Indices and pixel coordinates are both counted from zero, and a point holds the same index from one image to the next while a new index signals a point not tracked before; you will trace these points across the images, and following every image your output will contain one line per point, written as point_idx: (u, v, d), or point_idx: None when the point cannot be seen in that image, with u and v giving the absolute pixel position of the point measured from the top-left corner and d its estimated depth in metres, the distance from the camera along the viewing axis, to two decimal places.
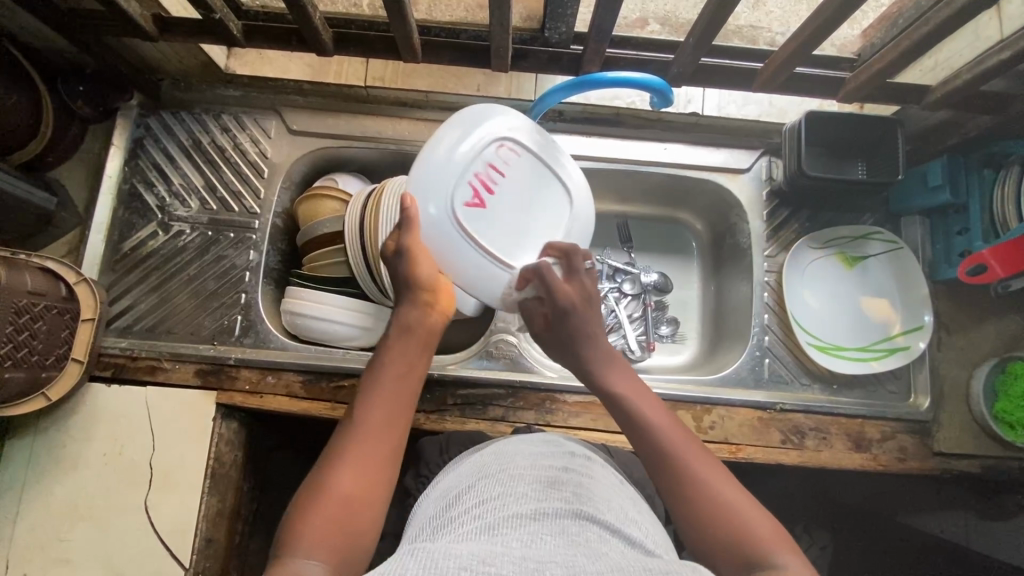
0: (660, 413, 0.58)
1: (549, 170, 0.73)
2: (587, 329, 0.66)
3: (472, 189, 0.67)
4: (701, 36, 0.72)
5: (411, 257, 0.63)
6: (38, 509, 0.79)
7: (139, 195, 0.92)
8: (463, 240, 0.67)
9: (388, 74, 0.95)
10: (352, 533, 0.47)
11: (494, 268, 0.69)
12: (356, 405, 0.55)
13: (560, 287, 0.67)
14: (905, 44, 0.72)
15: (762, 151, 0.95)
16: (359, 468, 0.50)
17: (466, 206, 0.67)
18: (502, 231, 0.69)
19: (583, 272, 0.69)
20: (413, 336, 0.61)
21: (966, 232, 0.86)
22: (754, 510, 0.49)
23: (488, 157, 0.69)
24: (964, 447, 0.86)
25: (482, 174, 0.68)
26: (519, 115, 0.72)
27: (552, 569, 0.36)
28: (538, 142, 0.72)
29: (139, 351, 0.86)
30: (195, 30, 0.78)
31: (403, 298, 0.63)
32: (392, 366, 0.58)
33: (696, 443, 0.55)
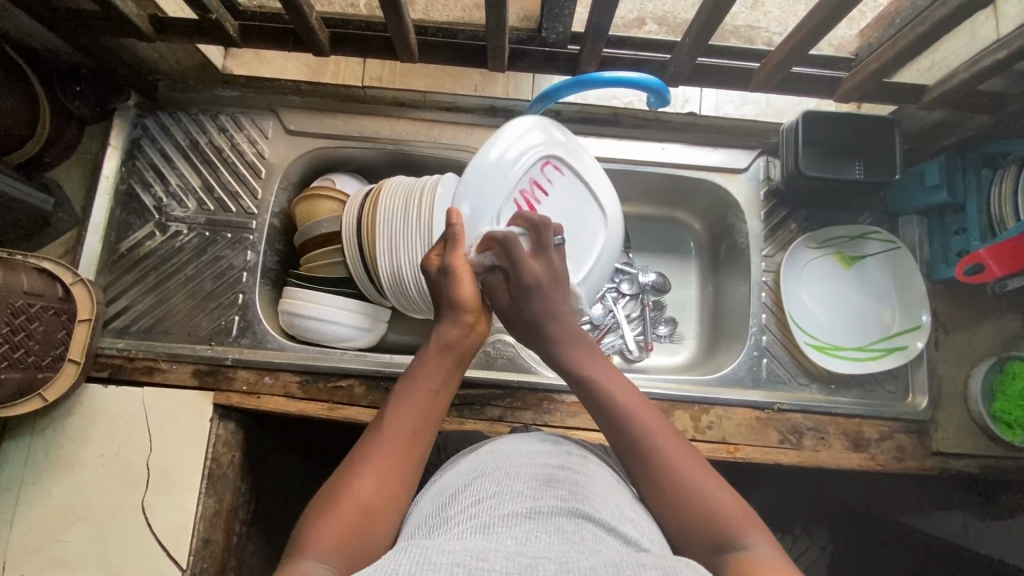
0: (630, 395, 0.57)
1: (588, 189, 0.79)
2: (552, 306, 0.65)
3: (517, 204, 0.74)
4: (698, 35, 0.72)
5: (454, 275, 0.64)
6: (36, 509, 0.79)
7: (137, 195, 0.92)
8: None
9: (385, 74, 0.94)
10: (367, 541, 0.47)
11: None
12: (386, 416, 0.55)
13: (526, 261, 0.65)
14: (901, 43, 0.72)
15: (760, 151, 0.95)
16: (381, 477, 0.50)
17: (512, 219, 0.73)
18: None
19: (551, 247, 0.68)
20: (447, 353, 0.61)
21: (964, 232, 0.86)
22: (726, 495, 0.49)
23: (534, 174, 0.75)
24: (962, 446, 0.86)
25: (528, 191, 0.75)
26: (570, 135, 0.78)
27: (546, 564, 0.36)
28: (583, 163, 0.79)
29: (136, 351, 0.86)
30: (191, 30, 0.78)
31: (446, 315, 0.63)
32: (425, 381, 0.58)
33: (668, 426, 0.55)
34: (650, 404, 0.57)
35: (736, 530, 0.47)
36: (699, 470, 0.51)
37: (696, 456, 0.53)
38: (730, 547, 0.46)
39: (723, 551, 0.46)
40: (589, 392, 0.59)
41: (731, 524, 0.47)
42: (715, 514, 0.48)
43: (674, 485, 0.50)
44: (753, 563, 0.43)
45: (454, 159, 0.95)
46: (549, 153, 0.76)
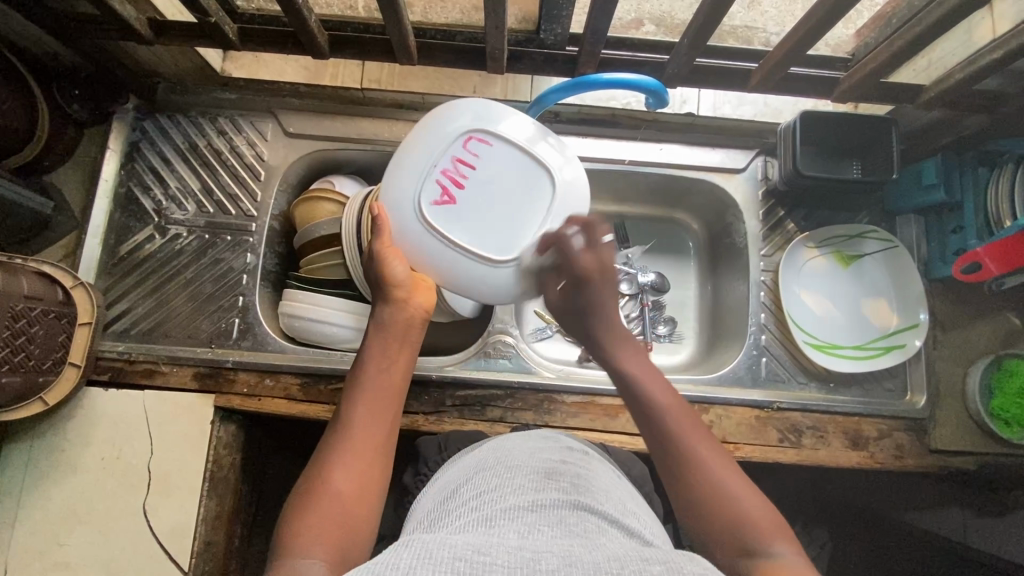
0: (669, 395, 0.59)
1: (530, 156, 0.66)
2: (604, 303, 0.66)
3: (440, 186, 0.65)
4: (695, 37, 0.73)
5: (383, 259, 0.65)
6: (37, 513, 0.79)
7: (136, 198, 0.92)
8: (431, 239, 0.65)
9: (383, 77, 0.95)
10: (350, 531, 0.48)
11: (467, 264, 0.66)
12: (345, 404, 0.56)
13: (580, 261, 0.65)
14: (896, 45, 0.72)
15: (757, 151, 0.96)
16: (351, 465, 0.51)
17: (434, 204, 0.65)
18: (478, 225, 0.65)
19: (603, 245, 0.67)
20: (393, 334, 0.62)
21: (960, 230, 0.86)
22: (751, 498, 0.50)
23: (455, 151, 0.65)
24: (960, 444, 0.87)
25: (451, 171, 0.65)
26: (497, 103, 0.67)
27: (549, 559, 0.36)
28: (519, 128, 0.66)
29: (136, 354, 0.86)
30: (190, 33, 0.78)
31: (379, 298, 0.64)
32: (376, 365, 0.59)
33: (702, 427, 0.56)
34: (687, 406, 0.59)
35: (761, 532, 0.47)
36: (725, 470, 0.52)
37: (725, 457, 0.54)
38: (753, 548, 0.47)
39: (745, 552, 0.47)
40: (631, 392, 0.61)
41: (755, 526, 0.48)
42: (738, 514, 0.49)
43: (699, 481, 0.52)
44: (776, 567, 0.44)
45: None
46: (470, 126, 0.65)
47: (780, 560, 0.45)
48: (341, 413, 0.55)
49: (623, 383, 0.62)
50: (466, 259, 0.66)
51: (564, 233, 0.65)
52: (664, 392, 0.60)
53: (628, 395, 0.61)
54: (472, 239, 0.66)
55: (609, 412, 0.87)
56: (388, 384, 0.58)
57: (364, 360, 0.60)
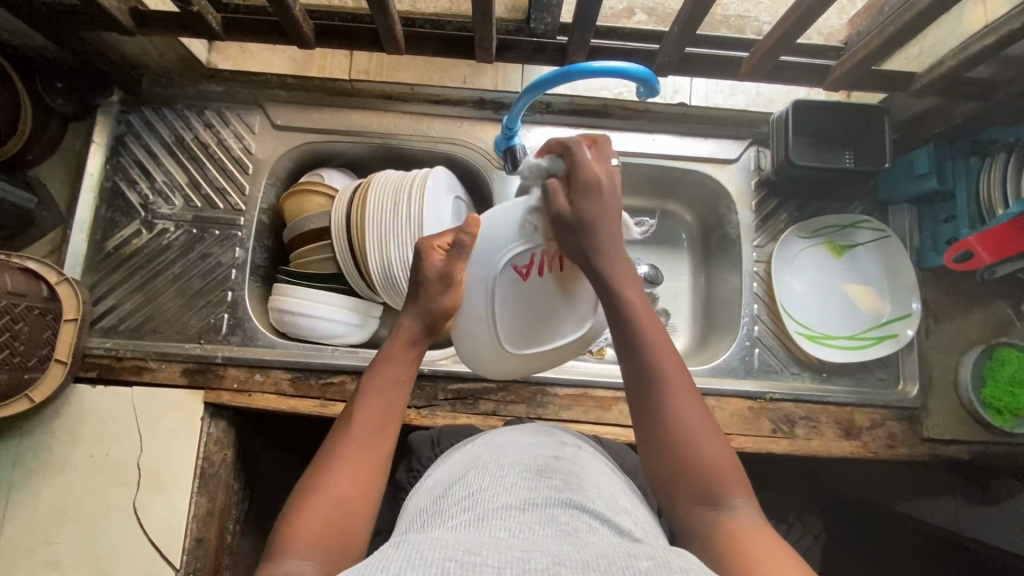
0: (654, 329, 0.56)
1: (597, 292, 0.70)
2: (610, 215, 0.60)
3: (530, 261, 0.66)
4: (686, 25, 0.72)
5: (452, 286, 0.63)
6: (25, 511, 0.78)
7: (122, 193, 0.91)
8: (483, 295, 0.66)
9: (371, 68, 0.93)
10: (348, 535, 0.47)
11: (481, 328, 0.69)
12: (354, 409, 0.55)
13: (588, 167, 0.60)
14: (889, 31, 0.72)
15: (750, 141, 0.95)
16: (352, 469, 0.50)
17: (512, 269, 0.66)
18: (520, 307, 0.68)
19: (612, 163, 0.63)
20: (415, 350, 0.61)
21: (953, 219, 0.86)
22: (715, 443, 0.50)
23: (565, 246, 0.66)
24: (952, 433, 0.87)
25: (546, 258, 0.65)
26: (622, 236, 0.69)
27: (538, 558, 0.36)
28: None
29: (124, 350, 0.85)
30: (172, 22, 0.76)
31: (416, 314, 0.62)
32: (391, 374, 0.58)
33: (679, 366, 0.54)
34: (671, 346, 0.56)
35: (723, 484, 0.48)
36: (699, 420, 0.51)
37: (697, 400, 0.53)
38: (711, 498, 0.48)
39: (704, 502, 0.48)
40: (617, 322, 0.58)
41: (717, 476, 0.48)
42: (701, 465, 0.49)
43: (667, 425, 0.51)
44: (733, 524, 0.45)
45: (442, 152, 0.94)
46: None
47: (741, 519, 0.46)
48: (349, 418, 0.54)
49: (616, 312, 0.58)
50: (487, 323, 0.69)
51: (580, 142, 0.62)
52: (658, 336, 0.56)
53: (618, 325, 0.58)
54: (506, 314, 0.68)
55: (601, 404, 0.86)
56: (399, 394, 0.58)
57: (380, 368, 0.59)
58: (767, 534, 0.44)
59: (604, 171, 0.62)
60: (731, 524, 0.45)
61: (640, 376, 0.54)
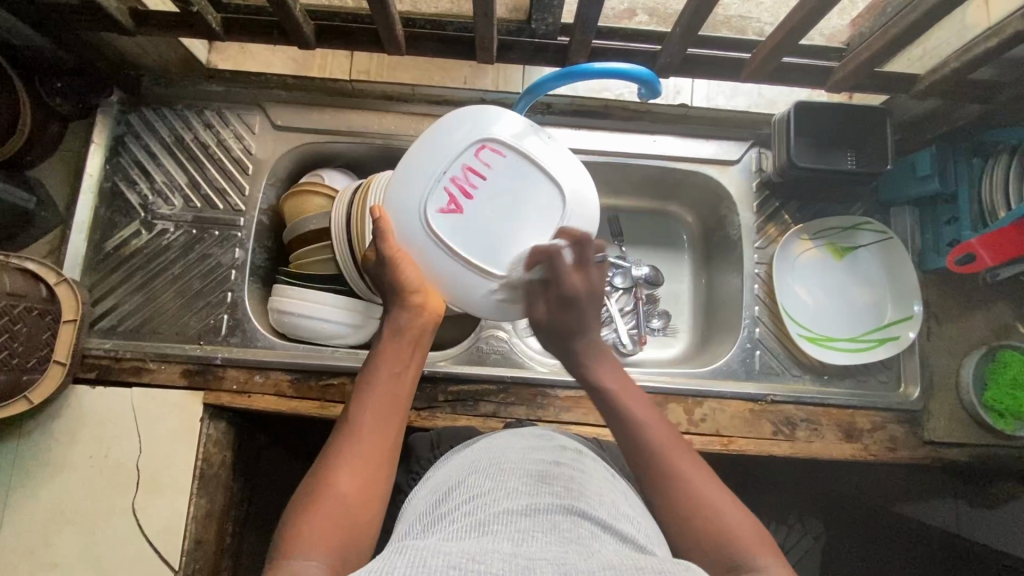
0: (649, 413, 0.60)
1: (540, 169, 0.64)
2: (586, 322, 0.68)
3: (448, 194, 0.64)
4: (688, 26, 0.71)
5: (393, 265, 0.65)
6: (23, 514, 0.78)
7: (121, 193, 0.91)
8: (434, 249, 0.65)
9: (373, 67, 0.95)
10: (356, 531, 0.47)
11: (467, 276, 0.65)
12: (355, 401, 0.57)
13: (566, 280, 0.66)
14: (892, 32, 0.71)
15: (752, 142, 0.95)
16: (360, 465, 0.51)
17: (439, 212, 0.64)
18: (484, 235, 0.64)
19: (592, 263, 0.67)
20: (410, 343, 0.64)
21: (955, 221, 0.86)
22: (731, 505, 0.50)
23: (467, 159, 0.64)
24: (954, 436, 0.87)
25: (460, 179, 0.64)
26: (513, 118, 0.65)
27: (543, 567, 0.35)
28: (533, 143, 0.65)
29: (124, 351, 0.85)
30: (172, 23, 0.76)
31: (393, 303, 0.66)
32: (389, 365, 0.60)
33: (678, 439, 0.57)
34: (669, 426, 0.58)
35: (745, 543, 0.48)
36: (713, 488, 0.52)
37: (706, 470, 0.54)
38: (736, 560, 0.47)
39: (734, 567, 0.46)
40: (614, 412, 0.61)
41: (743, 539, 0.48)
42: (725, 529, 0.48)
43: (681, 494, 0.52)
44: None
45: None
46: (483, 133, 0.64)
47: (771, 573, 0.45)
48: (351, 409, 0.56)
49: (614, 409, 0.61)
50: (469, 271, 0.65)
51: (559, 245, 0.65)
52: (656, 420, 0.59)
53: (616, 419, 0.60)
54: (476, 249, 0.64)
55: None
56: (400, 389, 0.59)
57: (377, 360, 0.61)
58: None
59: (580, 274, 0.67)
60: None
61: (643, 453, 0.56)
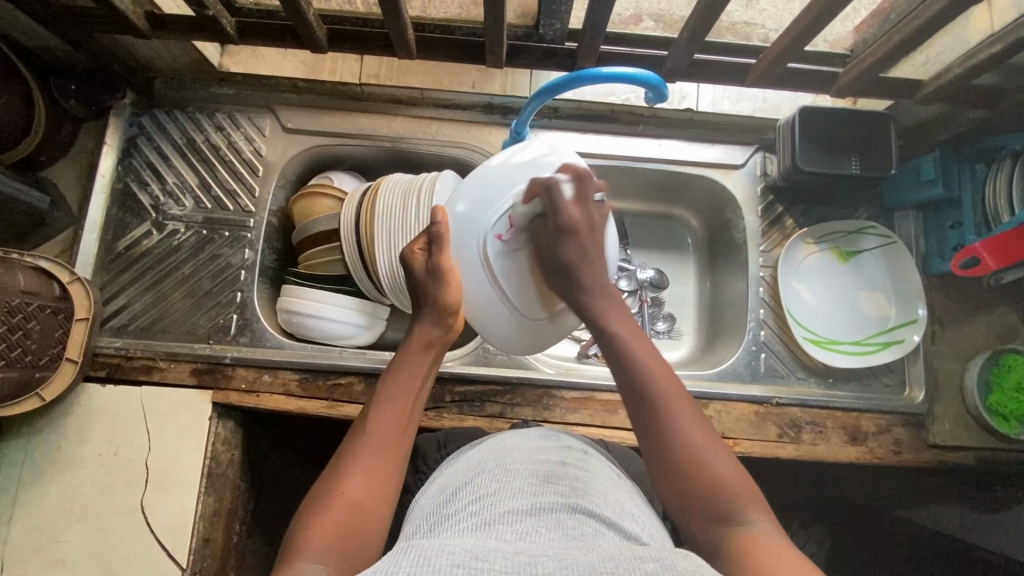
0: (652, 356, 0.60)
1: None
2: (584, 254, 0.68)
3: (510, 224, 0.70)
4: (695, 31, 0.72)
5: (442, 277, 0.67)
6: (33, 511, 0.79)
7: (133, 194, 0.92)
8: (480, 271, 0.70)
9: (383, 71, 0.95)
10: (363, 538, 0.48)
11: (495, 303, 0.72)
12: (373, 409, 0.57)
13: (566, 211, 0.68)
14: (896, 39, 0.72)
15: (756, 147, 0.96)
16: (369, 471, 0.52)
17: (498, 238, 0.69)
18: (523, 273, 0.72)
19: (592, 202, 0.71)
20: (431, 353, 0.65)
21: (959, 226, 0.86)
22: (723, 458, 0.51)
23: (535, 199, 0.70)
24: (958, 439, 0.87)
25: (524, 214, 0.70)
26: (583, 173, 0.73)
27: (545, 562, 0.36)
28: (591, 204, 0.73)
29: (134, 350, 0.86)
30: (186, 27, 0.77)
31: (425, 314, 0.66)
32: (409, 379, 0.61)
33: (680, 385, 0.57)
34: (670, 369, 0.59)
35: (738, 501, 0.48)
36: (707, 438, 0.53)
37: (701, 419, 0.55)
38: (727, 515, 0.47)
39: (720, 519, 0.48)
40: (613, 350, 0.62)
41: (734, 491, 0.49)
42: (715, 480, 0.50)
43: (673, 443, 0.53)
44: (753, 537, 0.45)
45: (449, 157, 0.95)
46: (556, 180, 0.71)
47: (757, 530, 0.45)
48: (369, 417, 0.57)
49: (612, 346, 0.62)
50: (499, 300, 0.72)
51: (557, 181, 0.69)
52: (655, 359, 0.60)
53: (614, 358, 0.62)
54: (511, 281, 0.71)
55: (607, 408, 0.87)
56: (412, 398, 0.60)
57: (398, 371, 0.62)
58: (786, 544, 0.44)
59: (580, 209, 0.69)
60: (750, 538, 0.45)
61: (638, 393, 0.57)
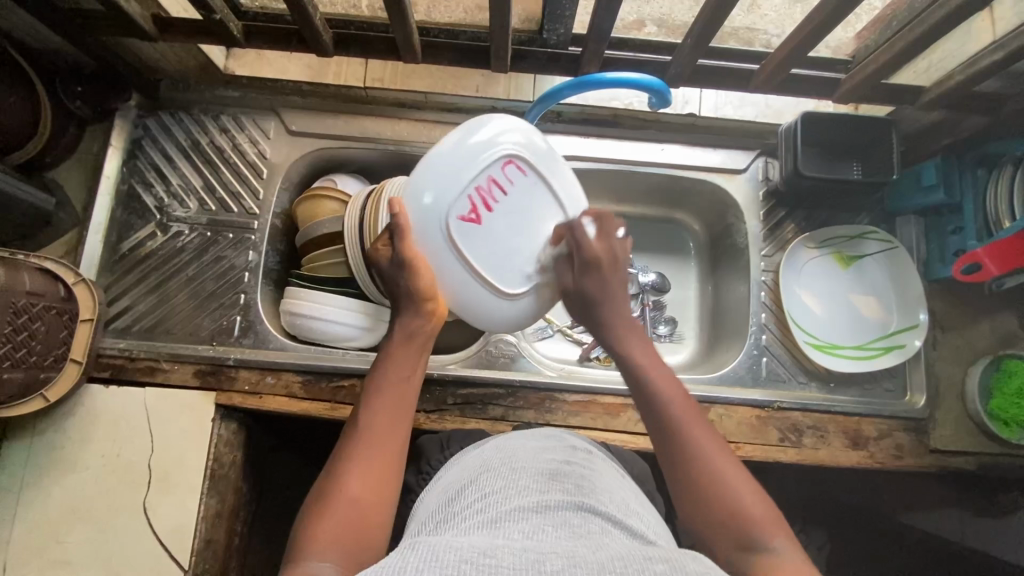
0: (676, 389, 0.59)
1: (552, 196, 0.71)
2: (610, 291, 0.68)
3: (470, 203, 0.67)
4: (699, 37, 0.73)
5: (410, 268, 0.66)
6: (36, 512, 0.79)
7: (138, 196, 0.92)
8: (449, 255, 0.68)
9: (387, 75, 0.96)
10: (366, 535, 0.48)
11: (473, 287, 0.70)
12: (363, 406, 0.57)
13: (589, 247, 0.68)
14: (899, 45, 0.73)
15: (759, 152, 0.96)
16: (366, 468, 0.51)
17: (461, 220, 0.67)
18: (494, 250, 0.69)
19: (617, 238, 0.70)
20: (416, 342, 0.63)
21: (961, 231, 0.87)
22: (748, 486, 0.51)
23: (493, 173, 0.68)
24: (959, 444, 0.88)
25: (484, 189, 0.68)
26: (538, 135, 0.70)
27: (553, 560, 0.36)
28: (550, 166, 0.71)
29: (138, 351, 0.86)
30: (193, 30, 0.78)
31: (404, 306, 0.65)
32: (397, 371, 0.60)
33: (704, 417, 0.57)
34: (692, 401, 0.58)
35: (760, 527, 0.48)
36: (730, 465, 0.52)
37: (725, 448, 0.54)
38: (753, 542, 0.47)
39: (746, 548, 0.47)
40: (636, 382, 0.61)
41: (758, 519, 0.48)
42: (739, 508, 0.49)
43: (696, 465, 0.53)
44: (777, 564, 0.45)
45: None
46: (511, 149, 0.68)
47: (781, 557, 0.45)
48: (360, 414, 0.56)
49: (636, 380, 0.61)
50: (476, 283, 0.70)
51: (581, 221, 0.69)
52: (677, 391, 0.59)
53: (637, 392, 0.61)
54: (483, 261, 0.69)
55: (609, 411, 0.87)
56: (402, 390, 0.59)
57: (386, 363, 0.61)
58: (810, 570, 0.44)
59: (605, 246, 0.69)
60: (775, 564, 0.45)
61: (661, 417, 0.57)
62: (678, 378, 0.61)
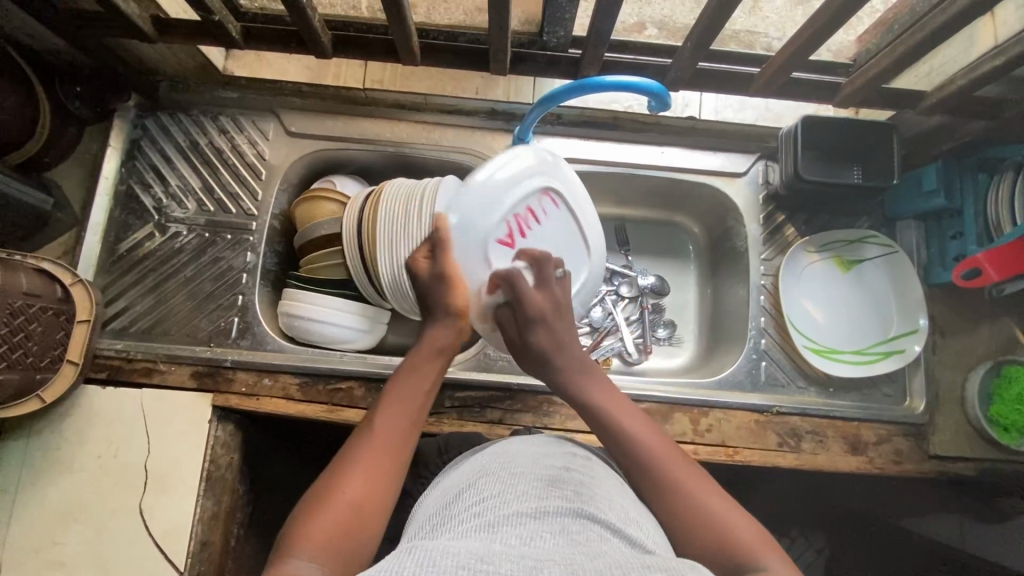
0: (646, 427, 0.59)
1: (578, 227, 0.80)
2: (557, 342, 0.66)
3: (509, 228, 0.72)
4: (699, 40, 0.73)
5: (446, 281, 0.66)
6: (32, 512, 0.79)
7: (136, 196, 0.92)
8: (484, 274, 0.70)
9: (387, 77, 0.97)
10: (356, 540, 0.47)
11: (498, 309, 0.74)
12: (378, 411, 0.57)
13: (530, 299, 0.67)
14: (900, 50, 0.72)
15: (759, 155, 0.96)
16: (367, 473, 0.51)
17: (499, 242, 0.71)
18: None
19: (553, 281, 0.70)
20: (442, 357, 0.64)
21: (961, 236, 0.86)
22: (734, 514, 0.50)
23: (531, 203, 0.75)
24: (960, 449, 0.87)
25: (521, 217, 0.74)
26: (567, 172, 0.79)
27: (551, 567, 0.36)
28: (577, 201, 0.80)
29: (136, 353, 0.86)
30: (192, 31, 0.78)
31: (434, 317, 0.66)
32: (420, 381, 0.60)
33: (679, 452, 0.57)
34: (664, 436, 0.58)
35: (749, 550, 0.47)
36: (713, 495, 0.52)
37: (706, 480, 0.54)
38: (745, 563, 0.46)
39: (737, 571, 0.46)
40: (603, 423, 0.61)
41: (747, 542, 0.48)
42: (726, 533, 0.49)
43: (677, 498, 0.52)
44: None
45: (452, 162, 0.95)
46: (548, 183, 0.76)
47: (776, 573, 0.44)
48: (372, 419, 0.56)
49: (603, 424, 0.60)
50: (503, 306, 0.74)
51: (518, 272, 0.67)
52: (645, 428, 0.59)
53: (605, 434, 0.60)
54: None
55: None
56: (419, 404, 0.58)
57: (409, 371, 0.61)
58: None
59: (543, 295, 0.68)
60: None
61: (630, 458, 0.57)
62: (648, 416, 0.61)
